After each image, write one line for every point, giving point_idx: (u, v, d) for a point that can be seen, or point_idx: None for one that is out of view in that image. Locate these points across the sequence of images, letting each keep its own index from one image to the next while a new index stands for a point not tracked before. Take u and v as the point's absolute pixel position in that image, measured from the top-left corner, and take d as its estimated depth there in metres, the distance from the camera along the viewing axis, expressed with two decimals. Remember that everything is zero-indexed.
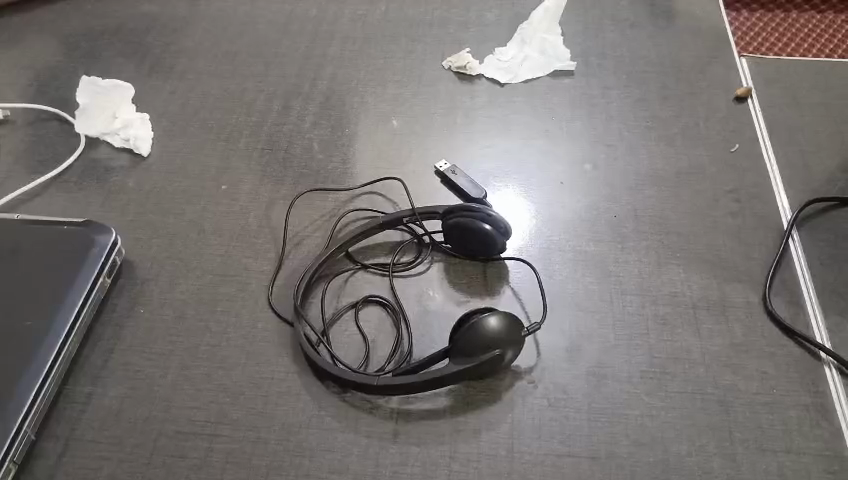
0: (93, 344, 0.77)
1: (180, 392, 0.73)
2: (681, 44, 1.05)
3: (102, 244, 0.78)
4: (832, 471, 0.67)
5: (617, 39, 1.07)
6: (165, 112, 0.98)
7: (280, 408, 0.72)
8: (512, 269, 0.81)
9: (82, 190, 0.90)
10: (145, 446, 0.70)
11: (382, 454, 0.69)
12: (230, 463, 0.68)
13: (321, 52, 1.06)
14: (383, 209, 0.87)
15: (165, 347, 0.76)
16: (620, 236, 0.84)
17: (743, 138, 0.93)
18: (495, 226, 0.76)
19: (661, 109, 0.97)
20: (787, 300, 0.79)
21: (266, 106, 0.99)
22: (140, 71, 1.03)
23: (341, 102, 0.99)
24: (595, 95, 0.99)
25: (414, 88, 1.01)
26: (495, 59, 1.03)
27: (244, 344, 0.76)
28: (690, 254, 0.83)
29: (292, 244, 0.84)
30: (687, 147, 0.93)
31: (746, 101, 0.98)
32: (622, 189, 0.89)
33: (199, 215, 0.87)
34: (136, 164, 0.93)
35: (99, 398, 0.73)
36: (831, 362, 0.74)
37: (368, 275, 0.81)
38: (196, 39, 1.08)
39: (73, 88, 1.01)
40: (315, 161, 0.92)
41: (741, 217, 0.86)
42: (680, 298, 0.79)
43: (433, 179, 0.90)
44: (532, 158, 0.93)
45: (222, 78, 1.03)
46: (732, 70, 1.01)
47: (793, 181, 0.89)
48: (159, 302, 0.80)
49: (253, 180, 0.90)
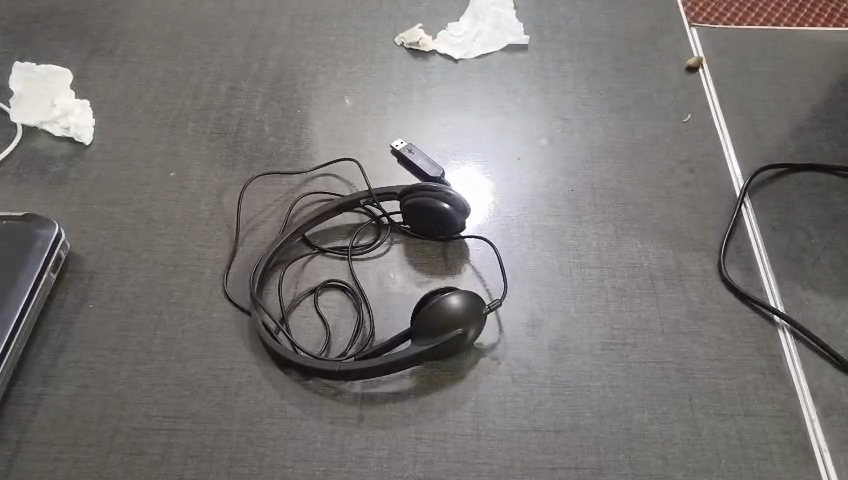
0: (41, 343, 0.74)
1: (135, 388, 0.71)
2: (633, 16, 1.05)
3: (45, 238, 0.75)
4: (788, 432, 0.69)
5: (568, 12, 1.06)
6: (108, 97, 0.94)
7: (241, 398, 0.70)
8: (472, 248, 0.81)
9: (21, 183, 0.86)
10: (100, 446, 0.67)
11: (347, 440, 0.68)
12: (191, 458, 0.67)
13: (269, 31, 1.02)
14: (339, 192, 0.85)
15: (117, 343, 0.74)
16: (578, 211, 0.85)
17: (696, 108, 0.94)
18: (454, 205, 0.75)
19: (614, 81, 0.97)
20: (742, 267, 0.80)
21: (215, 89, 0.95)
22: (78, 56, 0.99)
23: (292, 83, 0.96)
24: (549, 69, 0.99)
25: (366, 66, 0.99)
26: (448, 34, 1.01)
27: (201, 335, 0.74)
28: (647, 225, 0.83)
29: (247, 230, 0.82)
30: (641, 120, 0.93)
31: (697, 72, 0.98)
32: (578, 163, 0.89)
33: (148, 204, 0.84)
34: (78, 154, 0.89)
35: (50, 398, 0.70)
36: (785, 325, 0.76)
37: (327, 260, 0.80)
38: (135, 19, 1.03)
39: (7, 75, 0.96)
40: (267, 144, 0.90)
41: (694, 187, 0.87)
42: (638, 269, 0.80)
43: (389, 159, 0.89)
44: (489, 135, 0.92)
45: (165, 61, 0.99)
46: (683, 41, 1.02)
47: (744, 150, 0.90)
48: (109, 296, 0.77)
49: (203, 166, 0.88)
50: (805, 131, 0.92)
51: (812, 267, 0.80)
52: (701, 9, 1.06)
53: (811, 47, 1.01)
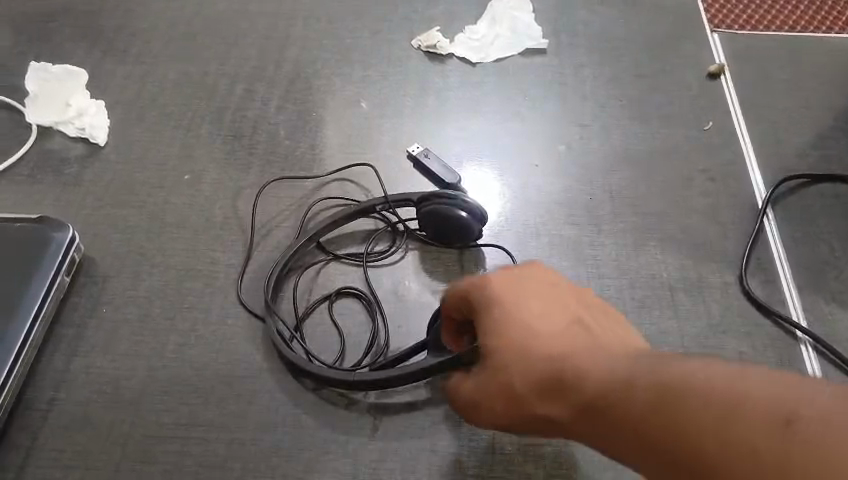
0: (53, 348, 0.73)
1: (147, 395, 0.70)
2: (652, 21, 1.04)
3: (59, 241, 0.75)
4: None
5: (586, 16, 1.05)
6: (122, 98, 0.94)
7: (253, 407, 0.69)
8: (488, 256, 0.80)
9: (35, 184, 0.86)
10: (112, 453, 0.67)
11: (361, 451, 0.67)
12: (202, 467, 0.66)
13: (284, 33, 1.01)
14: (354, 197, 0.85)
15: (130, 348, 0.73)
16: (596, 219, 0.83)
17: (716, 115, 0.93)
18: (470, 212, 0.75)
19: (633, 87, 0.96)
20: (763, 280, 0.79)
21: (229, 91, 0.95)
22: (93, 56, 0.98)
23: (307, 85, 0.95)
24: (567, 74, 0.98)
25: (381, 69, 0.98)
26: (464, 37, 1.00)
27: (213, 342, 0.74)
28: (666, 235, 0.82)
29: (261, 235, 0.81)
30: (661, 127, 0.92)
31: (718, 78, 0.97)
32: (596, 171, 0.88)
33: (161, 207, 0.84)
34: (92, 155, 0.88)
35: (62, 403, 0.70)
36: (807, 340, 0.74)
37: (341, 266, 0.79)
38: (150, 20, 1.03)
39: (22, 75, 0.96)
40: (281, 148, 0.89)
41: (715, 196, 0.85)
42: (656, 280, 0.79)
43: (405, 164, 0.88)
44: (506, 141, 0.91)
45: (180, 62, 0.98)
46: (703, 47, 1.00)
47: (766, 159, 0.89)
48: (122, 301, 0.76)
49: (217, 169, 0.87)
50: (827, 140, 0.90)
51: (835, 280, 0.79)
52: (717, 12, 1.05)
53: (832, 53, 0.99)
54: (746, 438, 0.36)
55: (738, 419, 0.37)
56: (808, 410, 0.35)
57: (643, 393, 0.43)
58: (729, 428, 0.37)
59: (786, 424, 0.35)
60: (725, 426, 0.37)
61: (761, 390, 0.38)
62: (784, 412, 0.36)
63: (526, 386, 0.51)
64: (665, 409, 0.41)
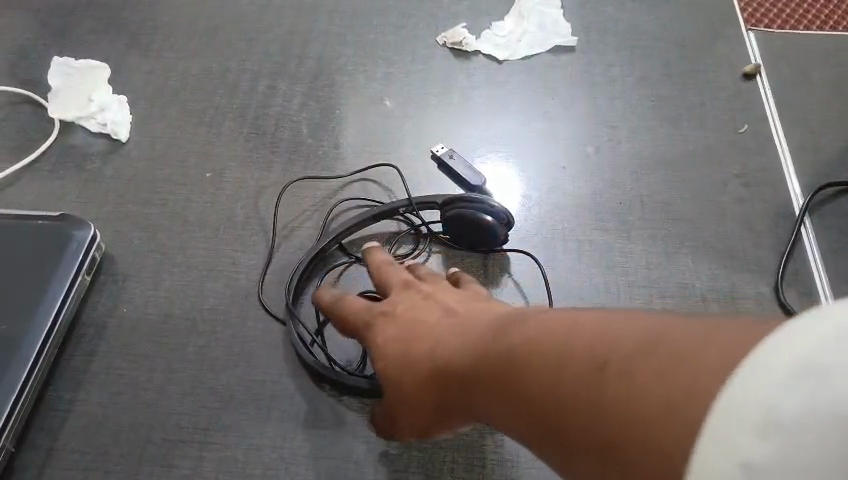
0: (74, 347, 0.73)
1: (167, 397, 0.70)
2: (685, 18, 1.00)
3: (80, 239, 0.74)
4: None
5: (617, 13, 1.02)
6: (144, 93, 0.93)
7: (274, 412, 0.68)
8: (515, 261, 0.78)
9: (57, 180, 0.85)
10: (131, 456, 0.66)
11: (382, 460, 0.66)
12: (222, 472, 0.65)
13: (308, 28, 1.00)
14: (378, 198, 0.83)
15: (150, 349, 0.72)
16: (626, 225, 0.81)
17: (752, 118, 0.90)
18: (495, 217, 0.72)
19: (664, 87, 0.93)
20: (798, 292, 0.76)
21: (251, 88, 0.93)
22: (115, 50, 0.97)
23: (330, 82, 0.94)
24: (596, 73, 0.95)
25: (406, 66, 0.96)
26: (491, 34, 0.98)
27: (234, 344, 0.73)
28: (698, 243, 0.80)
29: (283, 235, 0.80)
30: (693, 129, 0.89)
31: (753, 79, 0.93)
32: (625, 174, 0.85)
33: (182, 205, 0.83)
34: (114, 151, 0.87)
35: (82, 404, 0.69)
36: None
37: (363, 269, 0.77)
38: (173, 14, 1.02)
39: (44, 69, 0.95)
40: (304, 146, 0.87)
41: (749, 203, 0.83)
42: (687, 290, 0.76)
43: (429, 164, 0.86)
44: (532, 142, 0.88)
45: (203, 57, 0.97)
46: (738, 46, 0.97)
47: (804, 164, 0.85)
48: (142, 301, 0.76)
49: (239, 167, 0.86)
50: None
51: None
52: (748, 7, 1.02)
53: None
54: (583, 389, 0.38)
55: (565, 373, 0.39)
56: (628, 345, 0.37)
57: (500, 361, 0.45)
58: (563, 383, 0.39)
59: (603, 368, 0.37)
60: (566, 382, 0.39)
61: (592, 336, 0.39)
62: (600, 357, 0.38)
63: (418, 384, 0.54)
64: (523, 374, 0.42)
